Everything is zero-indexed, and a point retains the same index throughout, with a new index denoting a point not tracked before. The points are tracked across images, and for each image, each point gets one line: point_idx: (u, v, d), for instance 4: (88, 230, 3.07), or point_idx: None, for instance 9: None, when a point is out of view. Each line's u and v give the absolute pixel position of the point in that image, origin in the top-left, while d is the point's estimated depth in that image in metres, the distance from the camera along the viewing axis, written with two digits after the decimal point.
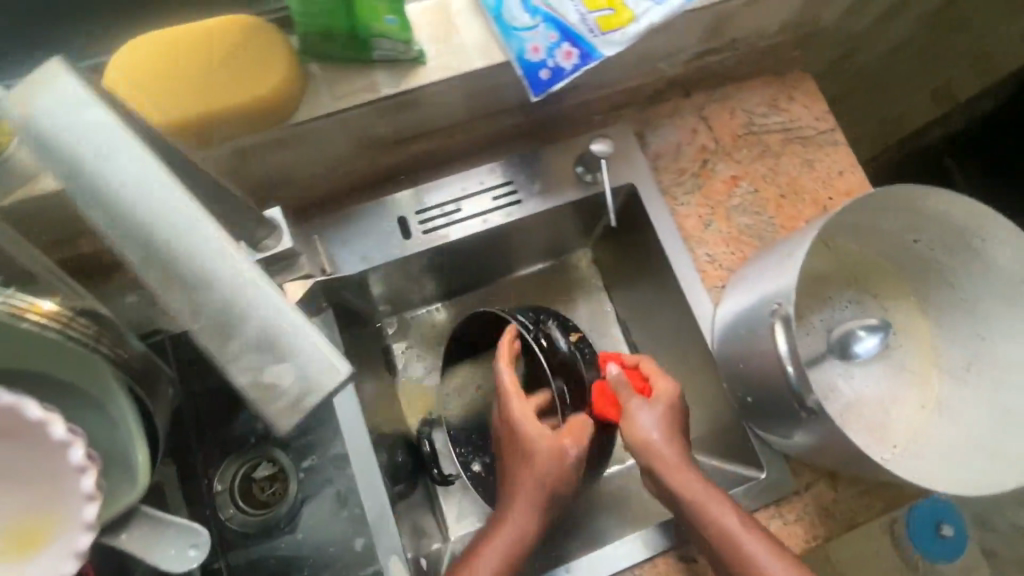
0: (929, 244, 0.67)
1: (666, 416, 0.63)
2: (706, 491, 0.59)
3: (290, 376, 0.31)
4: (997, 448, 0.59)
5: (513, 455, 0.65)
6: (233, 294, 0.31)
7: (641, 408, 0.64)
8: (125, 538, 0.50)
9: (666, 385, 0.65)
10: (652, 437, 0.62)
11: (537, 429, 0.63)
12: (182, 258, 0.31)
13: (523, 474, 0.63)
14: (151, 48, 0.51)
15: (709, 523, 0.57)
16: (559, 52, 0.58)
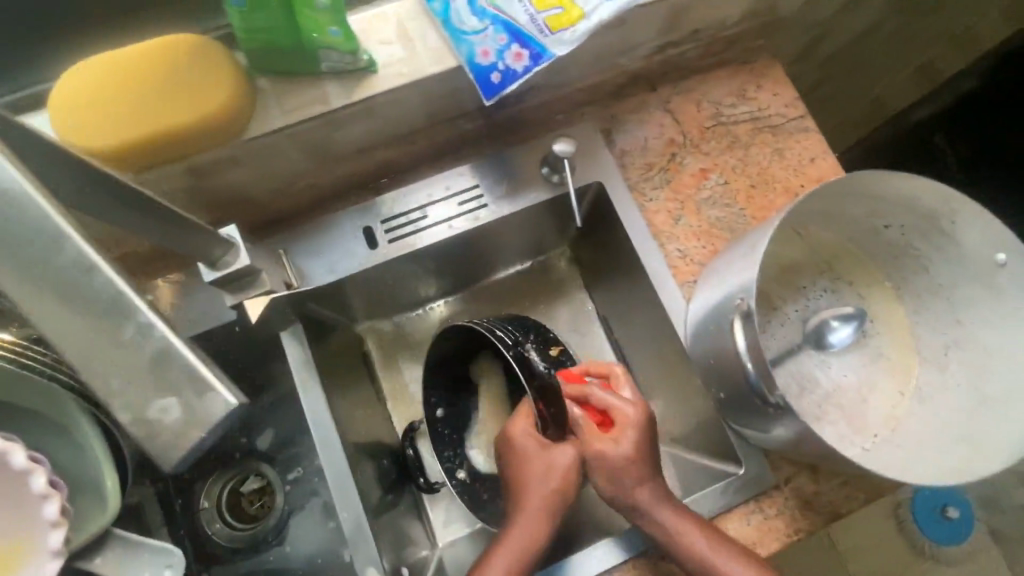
0: (900, 229, 0.66)
1: (633, 449, 0.60)
2: (681, 523, 0.58)
3: (175, 408, 0.32)
4: (975, 436, 0.59)
5: (514, 471, 0.63)
6: (121, 325, 0.33)
7: (602, 449, 0.61)
8: (100, 561, 0.54)
9: (626, 415, 0.62)
10: (617, 475, 0.60)
11: (537, 442, 0.62)
12: (71, 290, 0.33)
13: (527, 489, 0.61)
14: (97, 74, 0.51)
15: (685, 550, 0.58)
16: (510, 54, 0.58)
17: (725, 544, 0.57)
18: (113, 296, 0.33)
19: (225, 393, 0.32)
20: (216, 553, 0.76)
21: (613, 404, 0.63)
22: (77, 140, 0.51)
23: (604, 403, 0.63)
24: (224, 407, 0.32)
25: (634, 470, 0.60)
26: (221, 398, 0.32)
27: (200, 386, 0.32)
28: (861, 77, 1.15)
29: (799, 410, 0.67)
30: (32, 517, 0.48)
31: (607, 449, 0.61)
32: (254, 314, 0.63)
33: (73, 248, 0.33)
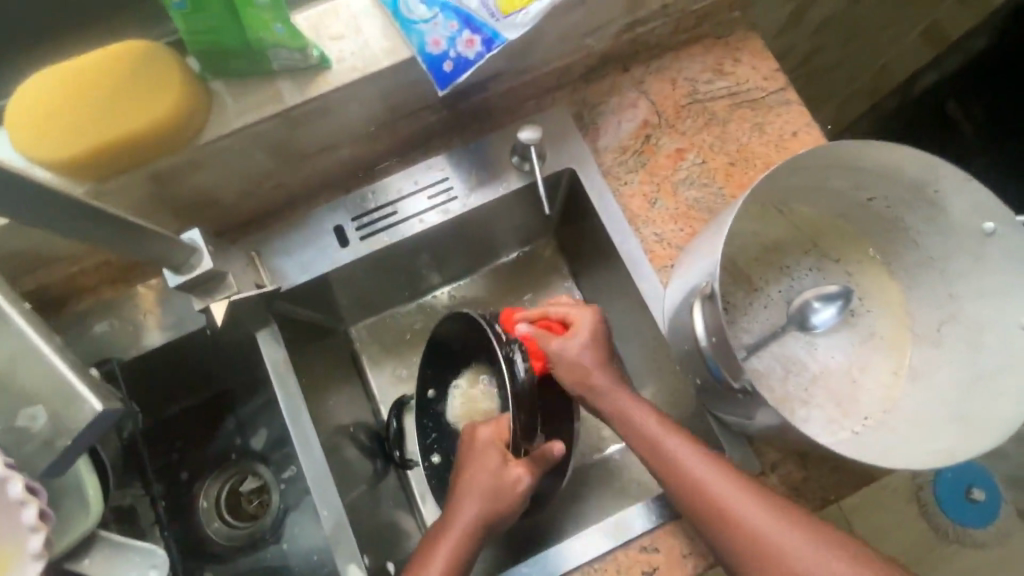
0: (885, 200, 0.63)
1: (589, 345, 0.63)
2: (680, 449, 0.56)
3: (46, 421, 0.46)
4: (964, 413, 0.56)
5: (467, 473, 0.62)
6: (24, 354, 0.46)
7: (562, 344, 0.63)
8: (88, 563, 0.56)
9: (582, 315, 0.64)
10: (576, 367, 0.62)
11: (497, 457, 0.62)
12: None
13: (470, 492, 0.61)
14: (51, 83, 0.53)
15: (636, 432, 0.58)
16: (461, 41, 0.59)
17: (676, 430, 0.58)
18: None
19: (90, 403, 0.45)
20: (214, 551, 0.78)
21: (570, 311, 0.65)
22: (34, 151, 0.52)
23: (561, 312, 0.66)
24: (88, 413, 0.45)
25: (589, 358, 0.62)
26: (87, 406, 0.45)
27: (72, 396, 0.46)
28: (856, 45, 1.10)
29: (783, 393, 0.64)
30: (9, 522, 0.49)
31: (566, 345, 0.63)
32: (221, 316, 0.61)
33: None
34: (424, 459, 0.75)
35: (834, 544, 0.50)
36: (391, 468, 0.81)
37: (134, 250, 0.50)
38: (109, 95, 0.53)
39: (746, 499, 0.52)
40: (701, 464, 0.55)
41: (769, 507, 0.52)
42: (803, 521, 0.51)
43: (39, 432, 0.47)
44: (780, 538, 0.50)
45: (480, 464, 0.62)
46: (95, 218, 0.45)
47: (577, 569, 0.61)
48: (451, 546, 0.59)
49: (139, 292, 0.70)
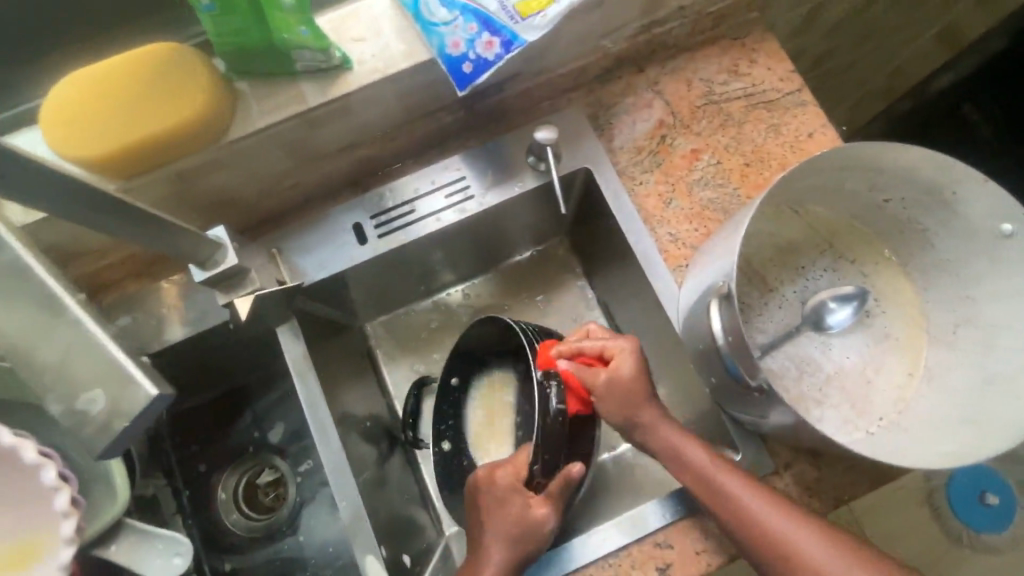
0: (901, 202, 0.63)
1: (634, 378, 0.61)
2: (735, 480, 0.56)
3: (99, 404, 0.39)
4: (976, 414, 0.56)
5: (489, 520, 0.61)
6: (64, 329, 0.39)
7: (609, 379, 0.62)
8: (114, 549, 0.57)
9: (624, 347, 0.63)
10: (625, 400, 0.61)
11: (519, 499, 0.61)
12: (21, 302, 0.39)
13: (496, 544, 0.60)
14: (84, 84, 0.54)
15: (683, 463, 0.58)
16: (480, 43, 0.60)
17: (721, 458, 0.58)
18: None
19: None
20: (232, 542, 0.80)
21: (609, 344, 0.64)
22: (62, 154, 0.54)
23: (599, 346, 0.64)
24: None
25: (633, 390, 0.61)
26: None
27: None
28: (870, 47, 1.10)
29: (798, 393, 0.65)
30: (46, 507, 0.51)
31: (612, 377, 0.62)
32: (244, 312, 0.62)
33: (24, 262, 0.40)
34: (436, 443, 0.76)
35: (854, 553, 0.52)
36: (397, 449, 0.83)
37: (161, 244, 0.52)
38: (140, 96, 0.54)
39: (787, 520, 0.54)
40: (744, 489, 0.55)
41: (799, 522, 0.53)
42: (828, 531, 0.53)
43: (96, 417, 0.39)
44: (810, 549, 0.52)
45: (505, 505, 0.61)
46: (122, 213, 0.46)
47: (590, 563, 0.62)
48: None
49: (163, 287, 0.71)
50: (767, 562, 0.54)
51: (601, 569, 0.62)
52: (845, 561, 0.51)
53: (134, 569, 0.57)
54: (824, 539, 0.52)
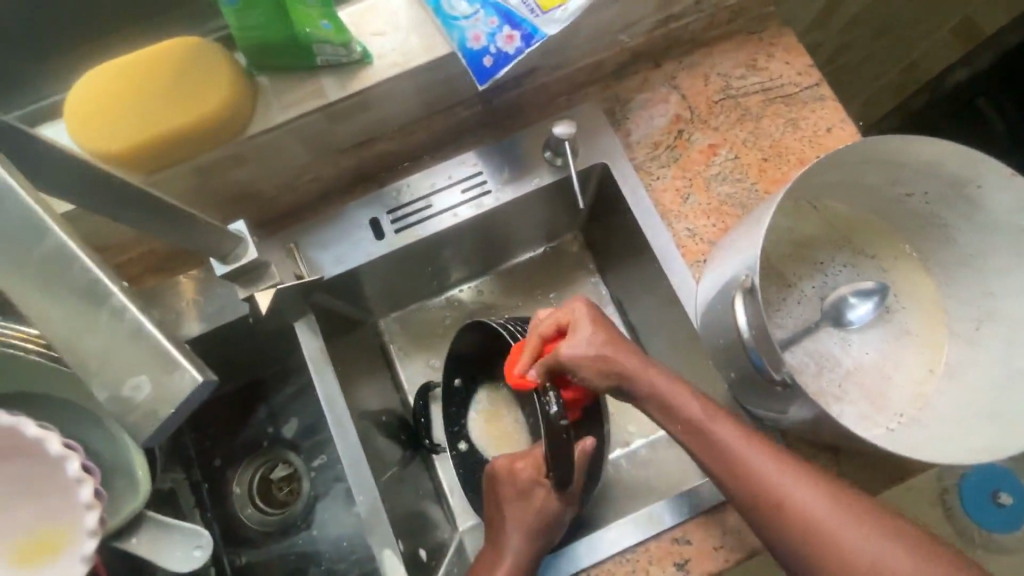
0: (924, 196, 0.62)
1: (596, 336, 0.59)
2: (729, 431, 0.53)
3: (149, 387, 0.31)
4: (997, 408, 0.55)
5: (505, 514, 0.63)
6: (92, 294, 0.32)
7: (573, 348, 0.59)
8: (135, 542, 0.56)
9: (576, 311, 0.61)
10: (596, 360, 0.58)
11: (533, 492, 0.63)
12: (64, 265, 0.32)
13: (514, 529, 0.62)
14: (109, 78, 0.55)
15: (675, 413, 0.55)
16: (501, 37, 0.60)
17: (716, 409, 0.55)
18: (58, 248, 0.32)
19: (188, 369, 0.31)
20: (247, 537, 0.80)
21: (560, 313, 0.62)
22: (85, 145, 0.54)
23: (553, 321, 0.63)
24: (187, 384, 0.31)
25: (600, 347, 0.59)
26: (185, 373, 0.31)
27: (167, 362, 0.32)
28: (885, 43, 1.09)
29: (817, 389, 0.64)
30: (69, 499, 0.51)
31: (574, 346, 0.59)
32: (264, 306, 0.63)
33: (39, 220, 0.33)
34: (453, 445, 0.77)
35: (853, 504, 0.50)
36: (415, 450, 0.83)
37: (183, 237, 0.52)
38: (165, 90, 0.55)
39: (783, 472, 0.51)
40: (737, 439, 0.53)
41: (796, 475, 0.51)
42: (824, 484, 0.51)
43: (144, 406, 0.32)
44: (802, 500, 0.50)
45: (520, 499, 0.63)
46: (148, 205, 0.46)
47: (608, 559, 0.62)
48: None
49: (181, 282, 0.72)
50: (760, 514, 0.51)
51: (619, 564, 0.62)
52: (840, 515, 0.49)
53: (157, 563, 0.56)
54: (818, 492, 0.50)
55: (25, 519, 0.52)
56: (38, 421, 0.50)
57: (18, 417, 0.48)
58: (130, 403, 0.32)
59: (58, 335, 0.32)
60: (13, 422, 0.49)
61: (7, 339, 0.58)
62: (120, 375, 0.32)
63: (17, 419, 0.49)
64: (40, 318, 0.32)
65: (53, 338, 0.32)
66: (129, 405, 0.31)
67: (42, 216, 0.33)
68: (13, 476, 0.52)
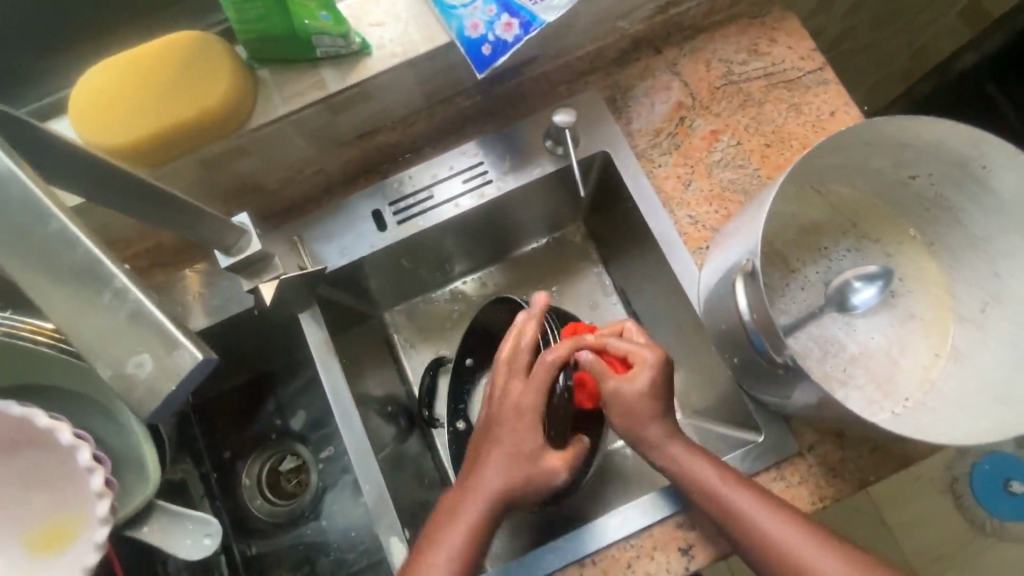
0: (929, 177, 0.62)
1: (648, 391, 0.58)
2: (745, 498, 0.55)
3: (149, 364, 0.31)
4: (1005, 391, 0.55)
5: (496, 446, 0.58)
6: (93, 276, 0.32)
7: (619, 385, 0.59)
8: (147, 529, 0.57)
9: (646, 359, 0.59)
10: (628, 409, 0.59)
11: (532, 435, 0.57)
12: (64, 248, 0.33)
13: (500, 470, 0.56)
14: (116, 70, 0.55)
15: (693, 481, 0.57)
16: (500, 24, 0.60)
17: (731, 475, 0.57)
18: (61, 230, 0.33)
19: (189, 348, 0.31)
20: (256, 527, 0.81)
21: (633, 350, 0.60)
22: (91, 138, 0.55)
23: (623, 349, 0.60)
24: (187, 364, 0.31)
25: (647, 404, 0.58)
26: (185, 354, 0.31)
27: (168, 341, 0.32)
28: (893, 28, 1.08)
29: (821, 374, 0.64)
30: (80, 487, 0.52)
31: (622, 387, 0.59)
32: (269, 297, 0.64)
33: (43, 207, 0.33)
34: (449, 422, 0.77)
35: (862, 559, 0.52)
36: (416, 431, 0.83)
37: (191, 231, 0.53)
38: (170, 82, 0.55)
39: (794, 535, 0.53)
40: (751, 506, 0.55)
41: (808, 536, 0.53)
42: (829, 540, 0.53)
43: (141, 387, 0.32)
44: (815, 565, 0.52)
45: (515, 440, 0.57)
46: (153, 199, 0.47)
47: (613, 543, 0.62)
48: (458, 542, 0.54)
49: (187, 276, 0.72)
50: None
51: (623, 550, 0.62)
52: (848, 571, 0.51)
53: (168, 551, 0.57)
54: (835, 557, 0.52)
55: (39, 507, 0.53)
56: (49, 411, 0.51)
57: (30, 409, 0.49)
58: (132, 379, 0.32)
59: (60, 319, 0.33)
60: (24, 412, 0.49)
61: (19, 332, 0.58)
62: (118, 354, 0.32)
63: (29, 410, 0.49)
64: (43, 302, 0.33)
65: (55, 322, 0.33)
66: (132, 381, 0.31)
67: (46, 201, 0.33)
68: (26, 465, 0.53)
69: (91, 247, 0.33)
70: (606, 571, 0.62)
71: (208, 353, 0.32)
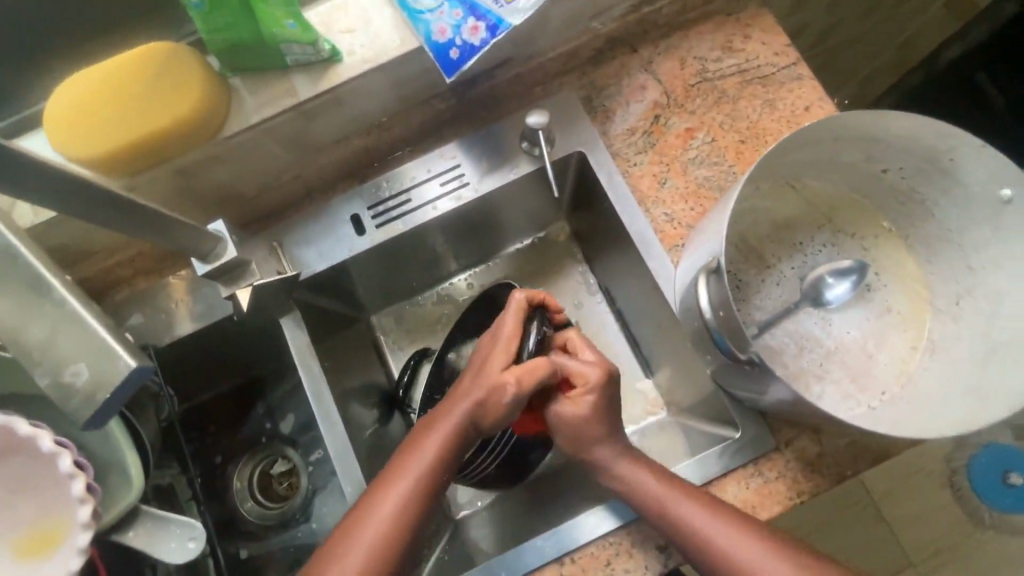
0: (900, 171, 0.62)
1: (590, 415, 0.60)
2: (684, 500, 0.57)
3: (86, 373, 0.34)
4: (975, 384, 0.55)
5: (472, 375, 0.61)
6: (36, 290, 0.35)
7: (561, 408, 0.61)
8: (132, 535, 0.58)
9: (589, 380, 0.60)
10: (571, 430, 0.61)
11: (499, 364, 0.60)
12: (6, 263, 0.35)
13: (466, 399, 0.59)
14: (88, 83, 0.56)
15: (634, 489, 0.59)
16: (466, 28, 0.62)
17: (672, 481, 0.59)
18: (4, 246, 0.35)
19: (123, 357, 0.34)
20: (247, 530, 0.82)
21: (576, 370, 0.61)
22: (67, 148, 0.56)
23: (566, 369, 0.61)
24: (121, 372, 0.34)
25: (590, 429, 0.61)
26: (121, 362, 0.34)
27: (107, 351, 0.34)
28: (878, 22, 1.08)
29: (797, 369, 0.64)
30: (64, 491, 0.53)
31: (564, 409, 0.61)
32: (246, 303, 0.65)
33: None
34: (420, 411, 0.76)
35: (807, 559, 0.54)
36: (397, 412, 0.84)
37: (165, 241, 0.54)
38: (142, 94, 0.56)
39: (733, 536, 0.55)
40: (699, 515, 0.56)
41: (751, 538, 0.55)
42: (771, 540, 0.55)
43: (81, 392, 0.35)
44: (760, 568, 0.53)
45: (483, 368, 0.60)
46: (124, 212, 0.48)
47: (586, 543, 0.63)
48: (422, 467, 0.58)
49: (171, 283, 0.73)
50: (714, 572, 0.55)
51: (602, 548, 0.63)
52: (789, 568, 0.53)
53: (154, 555, 0.58)
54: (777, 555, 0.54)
55: (21, 515, 0.54)
56: (29, 419, 0.52)
57: (10, 416, 0.50)
58: (71, 389, 0.34)
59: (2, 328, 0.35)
60: (5, 420, 0.51)
61: None
62: (58, 362, 0.34)
63: (9, 418, 0.50)
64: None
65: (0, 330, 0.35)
66: (69, 390, 0.34)
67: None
68: (8, 474, 0.54)
69: (33, 260, 0.35)
70: (584, 568, 0.62)
71: (144, 362, 0.35)
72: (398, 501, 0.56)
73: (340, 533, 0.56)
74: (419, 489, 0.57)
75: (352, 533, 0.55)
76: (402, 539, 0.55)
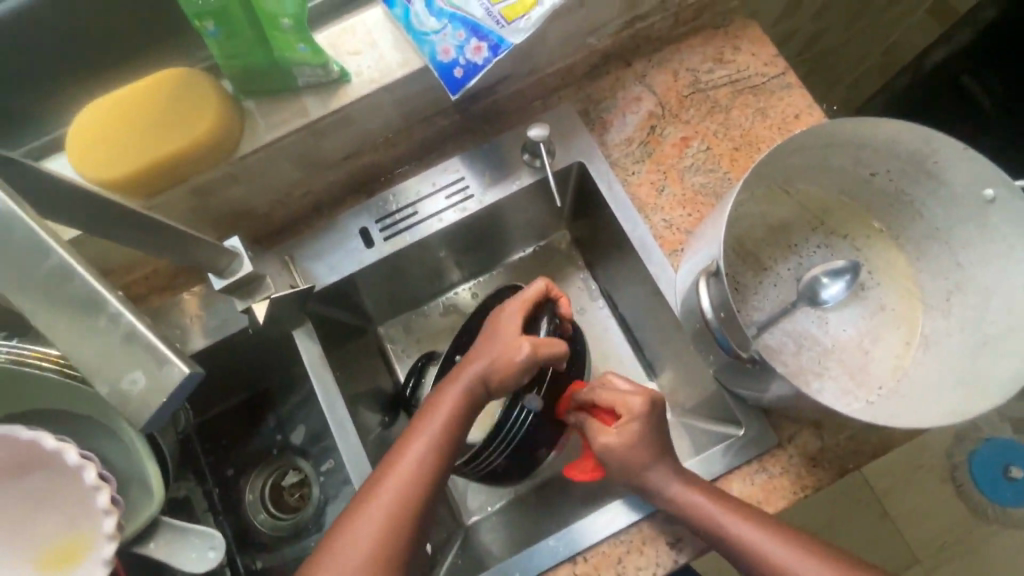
0: (887, 174, 0.65)
1: (636, 439, 0.62)
2: (725, 513, 0.59)
3: (143, 380, 0.36)
4: (968, 377, 0.57)
5: (482, 342, 0.65)
6: (90, 304, 0.37)
7: (607, 440, 0.63)
8: (154, 546, 0.59)
9: (632, 408, 0.62)
10: (622, 458, 0.62)
11: (512, 332, 0.63)
12: (60, 280, 0.37)
13: (478, 362, 0.63)
14: (101, 113, 0.58)
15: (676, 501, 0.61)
16: (469, 49, 0.65)
17: (716, 493, 0.60)
18: (60, 264, 0.37)
19: (177, 365, 0.36)
20: (261, 541, 0.83)
21: (618, 401, 0.63)
22: (87, 173, 0.58)
23: (610, 401, 0.64)
24: (176, 377, 0.36)
25: (638, 454, 0.62)
26: (174, 368, 0.36)
27: (158, 359, 0.36)
28: (864, 30, 1.11)
29: (796, 367, 0.66)
30: (90, 504, 0.55)
31: (610, 441, 0.62)
32: (262, 315, 0.67)
33: (40, 239, 0.37)
34: None
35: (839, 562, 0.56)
36: (402, 412, 0.83)
37: (182, 257, 0.56)
38: (155, 120, 0.58)
39: (775, 544, 0.57)
40: (751, 531, 0.57)
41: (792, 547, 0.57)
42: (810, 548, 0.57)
43: (135, 399, 0.36)
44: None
45: (495, 335, 0.64)
46: (150, 229, 0.50)
47: (598, 542, 0.64)
48: (436, 429, 0.60)
49: (185, 299, 0.75)
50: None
51: (614, 546, 0.64)
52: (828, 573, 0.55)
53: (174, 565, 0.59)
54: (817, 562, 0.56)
55: (48, 529, 0.55)
56: (56, 434, 0.54)
57: (38, 432, 0.52)
58: (128, 395, 0.36)
59: (59, 341, 0.37)
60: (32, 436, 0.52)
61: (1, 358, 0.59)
62: (115, 371, 0.36)
63: (37, 434, 0.52)
64: (51, 332, 0.37)
65: (58, 346, 0.37)
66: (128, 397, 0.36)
67: (45, 237, 0.38)
68: (34, 488, 0.55)
69: (86, 275, 0.38)
70: (597, 567, 0.64)
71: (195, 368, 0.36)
72: (414, 463, 0.58)
73: (351, 505, 0.57)
74: (435, 453, 0.59)
75: (368, 498, 0.56)
76: (415, 505, 0.56)
